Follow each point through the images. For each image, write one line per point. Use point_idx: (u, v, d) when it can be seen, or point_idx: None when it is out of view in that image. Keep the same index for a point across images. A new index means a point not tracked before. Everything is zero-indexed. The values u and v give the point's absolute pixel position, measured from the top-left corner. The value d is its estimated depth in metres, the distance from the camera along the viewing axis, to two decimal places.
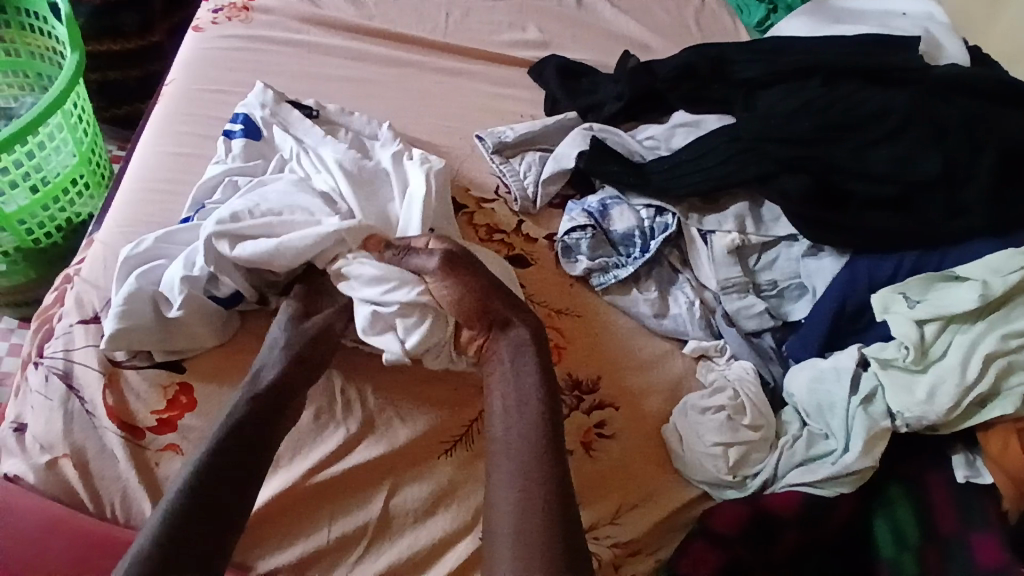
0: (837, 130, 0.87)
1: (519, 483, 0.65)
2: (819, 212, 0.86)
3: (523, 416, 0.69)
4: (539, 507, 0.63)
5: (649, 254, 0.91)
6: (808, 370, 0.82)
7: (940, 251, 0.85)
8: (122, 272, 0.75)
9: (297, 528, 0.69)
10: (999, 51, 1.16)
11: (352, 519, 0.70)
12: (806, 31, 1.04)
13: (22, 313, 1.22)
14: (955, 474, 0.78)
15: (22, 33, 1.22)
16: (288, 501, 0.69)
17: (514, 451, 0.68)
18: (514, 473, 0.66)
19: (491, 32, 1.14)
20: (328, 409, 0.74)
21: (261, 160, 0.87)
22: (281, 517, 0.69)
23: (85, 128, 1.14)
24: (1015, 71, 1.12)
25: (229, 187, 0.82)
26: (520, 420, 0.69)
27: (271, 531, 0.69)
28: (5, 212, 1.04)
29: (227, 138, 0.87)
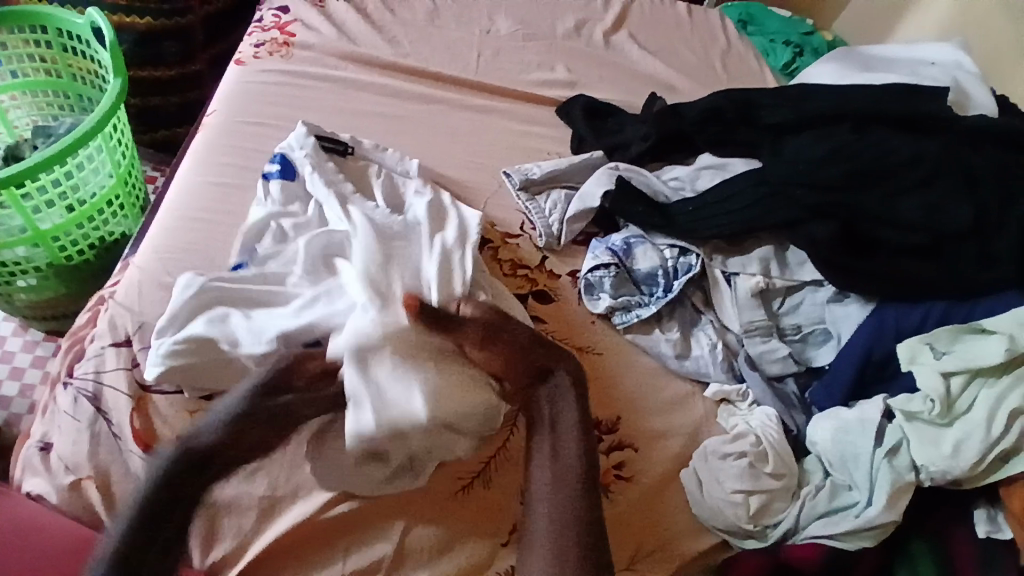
0: (864, 178, 0.87)
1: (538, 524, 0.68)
2: (845, 260, 0.86)
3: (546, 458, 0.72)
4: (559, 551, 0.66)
5: (671, 295, 0.91)
6: (832, 419, 0.81)
7: (969, 302, 0.84)
8: (183, 311, 0.74)
9: (311, 561, 0.69)
10: None
11: (365, 554, 0.70)
12: (833, 78, 1.05)
13: (51, 326, 1.25)
14: (977, 529, 0.77)
15: (63, 54, 1.24)
16: (303, 534, 0.69)
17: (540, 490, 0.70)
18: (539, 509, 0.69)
19: (520, 71, 1.17)
20: None
21: (301, 203, 0.88)
22: (294, 549, 0.69)
23: (125, 150, 1.16)
24: None
25: (277, 233, 0.83)
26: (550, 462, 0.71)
27: (284, 563, 0.69)
28: (41, 229, 1.06)
29: (266, 180, 0.89)
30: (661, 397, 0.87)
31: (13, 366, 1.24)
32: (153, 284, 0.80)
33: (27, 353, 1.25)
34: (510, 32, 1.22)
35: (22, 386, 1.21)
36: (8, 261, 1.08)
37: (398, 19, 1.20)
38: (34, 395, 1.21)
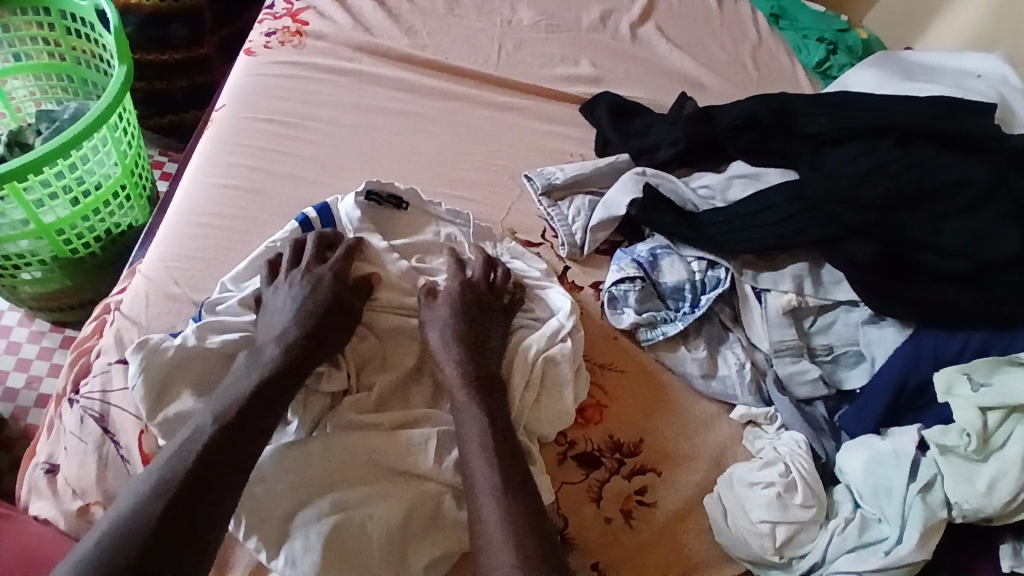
0: (909, 196, 0.83)
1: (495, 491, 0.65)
2: (883, 283, 0.82)
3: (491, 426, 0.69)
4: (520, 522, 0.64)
5: (700, 311, 0.88)
6: (864, 449, 0.78)
7: (1010, 333, 0.80)
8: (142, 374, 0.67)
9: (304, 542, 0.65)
10: None
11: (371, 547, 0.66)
12: (875, 85, 0.99)
13: (59, 317, 1.22)
14: (999, 563, 0.75)
15: (67, 37, 1.18)
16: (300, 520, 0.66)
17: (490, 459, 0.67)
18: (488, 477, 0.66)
19: (543, 65, 1.11)
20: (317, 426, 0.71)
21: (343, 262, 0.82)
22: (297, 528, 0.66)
23: (131, 139, 1.12)
24: None
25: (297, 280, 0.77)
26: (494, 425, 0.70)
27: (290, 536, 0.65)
28: (44, 222, 1.01)
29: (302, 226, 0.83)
30: (678, 422, 0.84)
31: (20, 357, 1.21)
32: (162, 295, 0.77)
33: (34, 343, 1.22)
34: (533, 24, 1.17)
35: (29, 378, 1.19)
36: (11, 254, 1.04)
37: (416, 7, 1.14)
38: (40, 387, 1.18)
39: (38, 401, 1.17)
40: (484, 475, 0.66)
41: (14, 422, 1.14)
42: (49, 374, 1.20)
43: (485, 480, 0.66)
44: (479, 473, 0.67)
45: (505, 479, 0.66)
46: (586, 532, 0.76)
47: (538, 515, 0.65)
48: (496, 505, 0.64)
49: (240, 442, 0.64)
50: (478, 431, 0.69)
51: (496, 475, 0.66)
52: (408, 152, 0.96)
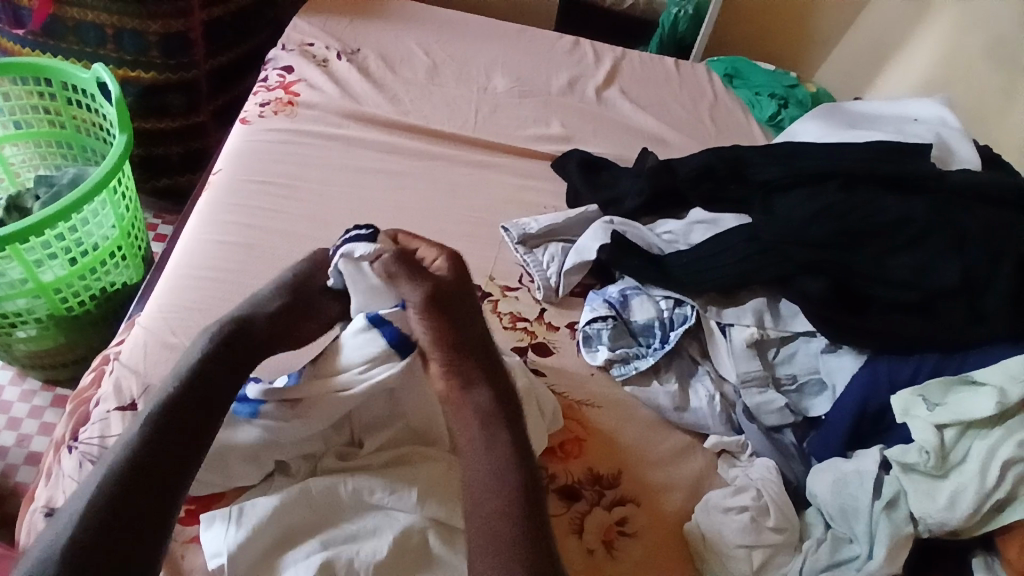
0: (854, 235, 0.90)
1: (498, 491, 0.65)
2: (838, 314, 0.88)
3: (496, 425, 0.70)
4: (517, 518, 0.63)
5: (669, 346, 0.93)
6: (831, 471, 0.82)
7: (961, 355, 0.85)
8: None
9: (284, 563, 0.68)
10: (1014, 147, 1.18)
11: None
12: (819, 135, 1.09)
13: (51, 375, 1.24)
14: None
15: (68, 107, 1.25)
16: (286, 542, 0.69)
17: (499, 477, 0.67)
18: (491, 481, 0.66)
19: (518, 127, 1.21)
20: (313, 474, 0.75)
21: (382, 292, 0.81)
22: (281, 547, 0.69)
23: (129, 202, 1.17)
24: None
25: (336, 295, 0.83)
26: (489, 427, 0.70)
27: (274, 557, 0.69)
28: (42, 281, 1.05)
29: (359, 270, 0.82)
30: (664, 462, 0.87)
31: (10, 416, 1.22)
32: (159, 345, 0.81)
33: (25, 402, 1.24)
34: (507, 90, 1.27)
35: (19, 436, 1.19)
36: (8, 313, 1.08)
37: (399, 77, 1.25)
38: (30, 445, 1.19)
39: (27, 459, 1.17)
40: (477, 480, 0.67)
41: (1, 481, 1.15)
42: (40, 432, 1.21)
43: (489, 493, 0.66)
44: (486, 500, 0.65)
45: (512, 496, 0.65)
46: (570, 562, 0.78)
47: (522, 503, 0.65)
48: (495, 508, 0.65)
49: (169, 444, 0.65)
50: (484, 449, 0.69)
51: (506, 479, 0.66)
52: (393, 207, 1.03)
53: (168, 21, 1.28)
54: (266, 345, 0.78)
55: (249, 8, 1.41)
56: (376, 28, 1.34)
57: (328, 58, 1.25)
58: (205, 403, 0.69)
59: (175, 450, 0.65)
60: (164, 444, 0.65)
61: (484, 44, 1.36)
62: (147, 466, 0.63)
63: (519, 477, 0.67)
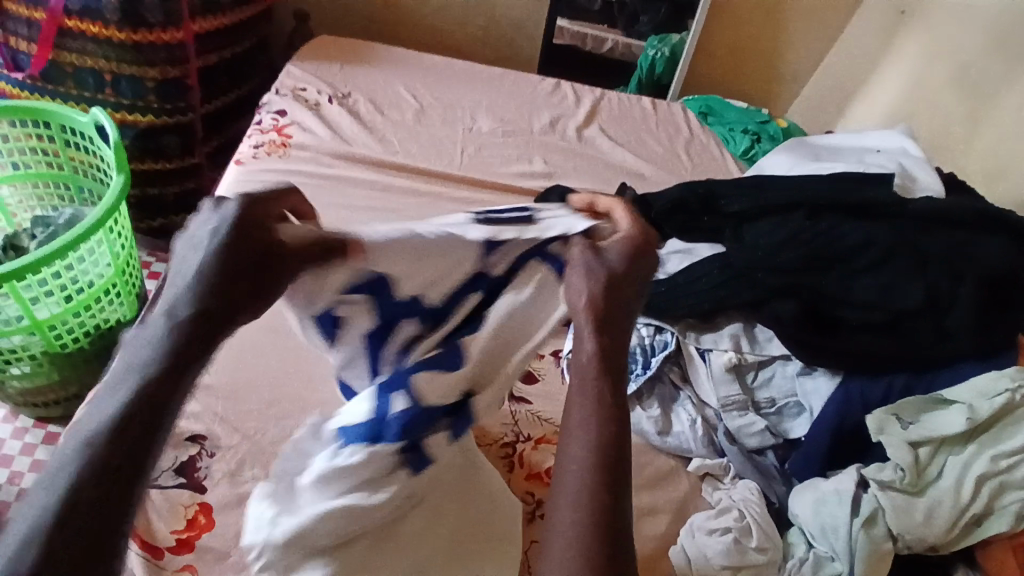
0: (821, 261, 0.95)
1: (591, 448, 0.55)
2: (809, 337, 0.91)
3: (590, 373, 0.59)
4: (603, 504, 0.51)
5: (651, 371, 0.96)
6: (811, 491, 0.84)
7: (929, 374, 0.89)
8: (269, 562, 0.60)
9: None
10: (982, 168, 1.22)
11: None
12: (788, 168, 1.15)
13: (44, 412, 1.25)
14: None
15: (67, 148, 1.29)
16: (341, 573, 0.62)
17: (592, 429, 0.56)
18: (583, 445, 0.55)
19: (502, 164, 1.26)
20: None
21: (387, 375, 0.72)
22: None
23: (124, 241, 1.20)
24: (993, 189, 1.18)
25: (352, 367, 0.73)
26: (585, 381, 0.59)
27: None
28: (36, 318, 1.07)
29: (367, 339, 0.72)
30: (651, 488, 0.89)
31: (1, 454, 1.22)
32: None
33: (16, 440, 1.24)
34: (491, 129, 1.33)
35: (10, 474, 1.19)
36: (3, 350, 1.10)
37: (387, 119, 1.30)
38: (21, 483, 1.19)
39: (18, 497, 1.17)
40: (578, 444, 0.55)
41: None
42: (30, 470, 1.20)
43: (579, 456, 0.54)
44: (571, 463, 0.54)
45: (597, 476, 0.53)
46: None
47: (620, 469, 0.54)
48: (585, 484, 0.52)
49: (118, 442, 0.45)
50: (583, 397, 0.58)
51: (604, 448, 0.55)
52: None
53: (164, 68, 1.33)
54: (256, 285, 0.57)
55: (241, 54, 1.49)
56: (366, 73, 1.40)
57: (319, 102, 1.31)
58: (191, 381, 0.50)
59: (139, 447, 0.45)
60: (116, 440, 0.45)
61: (469, 87, 1.42)
62: (112, 470, 0.44)
63: (617, 467, 0.54)
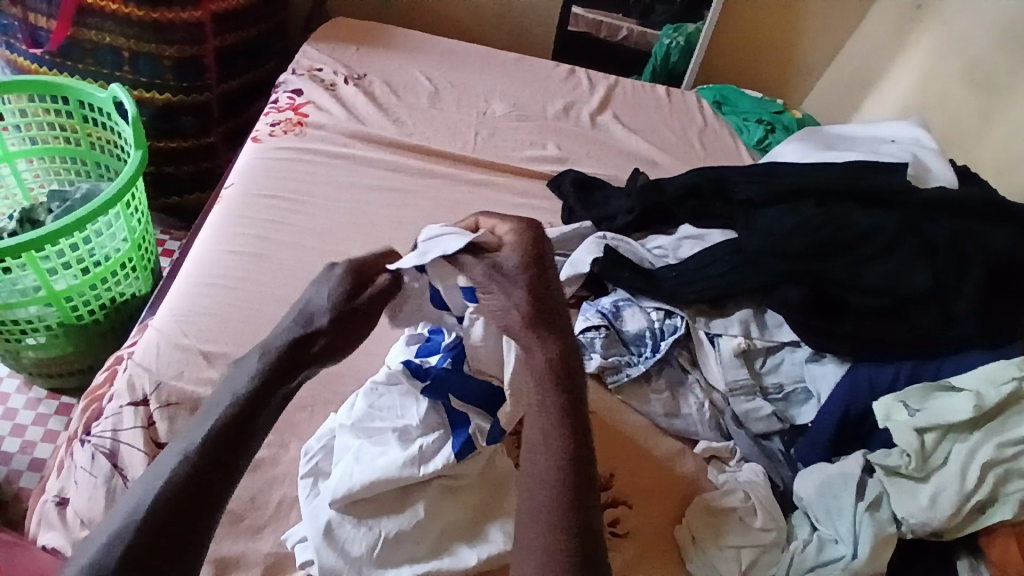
0: (833, 248, 0.95)
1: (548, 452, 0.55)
2: (818, 322, 0.92)
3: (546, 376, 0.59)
4: (558, 505, 0.52)
5: (660, 354, 0.97)
6: (817, 474, 0.85)
7: (937, 361, 0.89)
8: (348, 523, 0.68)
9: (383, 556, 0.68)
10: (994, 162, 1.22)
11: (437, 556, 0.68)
12: (800, 156, 1.15)
13: (56, 384, 1.27)
14: None
15: (84, 124, 1.30)
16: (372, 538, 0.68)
17: (547, 424, 0.57)
18: (541, 445, 0.56)
19: (515, 148, 1.27)
20: None
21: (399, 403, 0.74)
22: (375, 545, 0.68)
23: (140, 217, 1.21)
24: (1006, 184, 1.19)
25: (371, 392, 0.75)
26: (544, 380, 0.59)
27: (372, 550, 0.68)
28: (54, 289, 1.09)
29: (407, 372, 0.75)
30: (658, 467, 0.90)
31: (15, 424, 1.24)
32: (170, 346, 0.84)
33: (30, 410, 1.26)
34: (505, 114, 1.34)
35: (24, 442, 1.21)
36: (20, 320, 1.11)
37: (403, 101, 1.31)
38: (34, 452, 1.21)
39: (31, 465, 1.19)
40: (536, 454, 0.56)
41: (4, 487, 1.16)
42: (45, 439, 1.23)
43: (537, 469, 0.55)
44: (533, 465, 0.55)
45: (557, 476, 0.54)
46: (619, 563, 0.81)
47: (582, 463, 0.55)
48: (546, 505, 0.52)
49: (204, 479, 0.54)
50: (545, 400, 0.58)
51: (560, 453, 0.54)
52: (396, 222, 1.08)
53: (183, 46, 1.34)
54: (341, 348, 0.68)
55: (258, 37, 1.49)
56: (381, 56, 1.41)
57: (335, 83, 1.32)
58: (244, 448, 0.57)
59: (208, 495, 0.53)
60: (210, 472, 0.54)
61: (484, 72, 1.43)
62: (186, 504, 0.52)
63: (575, 470, 0.54)
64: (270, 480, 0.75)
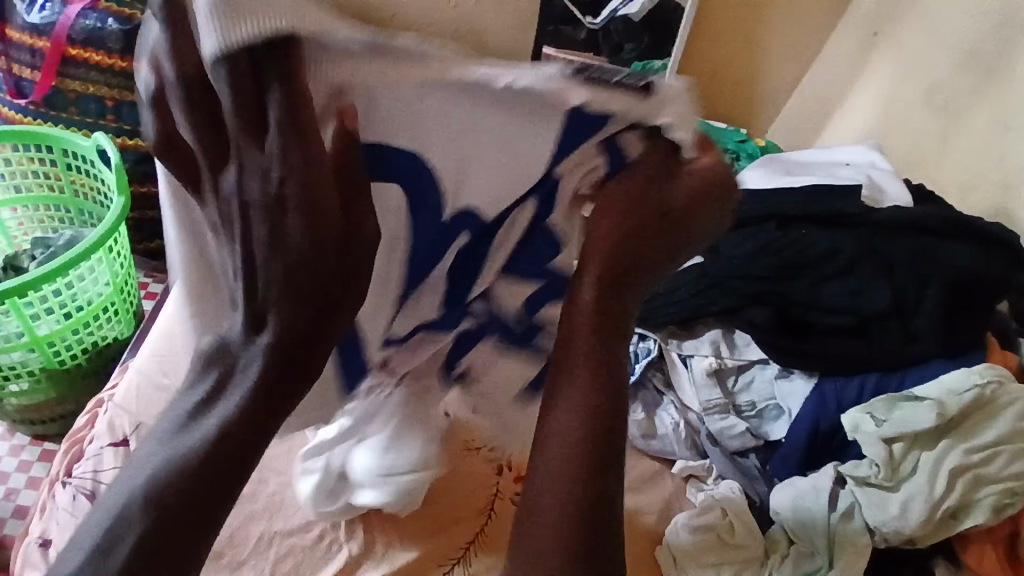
0: (794, 268, 0.98)
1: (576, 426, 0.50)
2: (783, 340, 0.95)
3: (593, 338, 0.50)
4: (571, 492, 0.49)
5: (633, 377, 1.01)
6: (791, 487, 0.86)
7: (901, 372, 0.92)
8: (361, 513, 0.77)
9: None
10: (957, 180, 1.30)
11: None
12: (762, 181, 1.19)
13: (41, 429, 1.25)
14: None
15: (68, 171, 1.33)
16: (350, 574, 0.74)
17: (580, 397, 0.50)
18: (570, 413, 0.51)
19: None
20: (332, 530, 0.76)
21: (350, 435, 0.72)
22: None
23: (123, 261, 1.23)
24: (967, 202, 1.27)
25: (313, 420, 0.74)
26: (593, 340, 0.50)
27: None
28: (36, 335, 1.10)
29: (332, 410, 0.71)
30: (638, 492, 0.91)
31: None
32: None
33: (12, 458, 1.24)
34: None
35: (6, 490, 1.20)
36: (2, 366, 1.12)
37: None
38: (17, 499, 1.19)
39: (15, 512, 1.17)
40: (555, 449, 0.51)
41: None
42: (28, 486, 1.21)
43: (552, 461, 0.50)
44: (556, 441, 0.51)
45: (582, 461, 0.50)
46: None
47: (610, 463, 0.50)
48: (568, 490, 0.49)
49: (212, 477, 0.47)
50: (572, 368, 0.51)
51: (581, 441, 0.50)
52: None
53: None
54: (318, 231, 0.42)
55: None
56: None
57: None
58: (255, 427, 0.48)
59: (221, 484, 0.47)
60: (218, 463, 0.47)
61: None
62: (190, 499, 0.46)
63: (590, 477, 0.50)
64: (252, 514, 0.76)
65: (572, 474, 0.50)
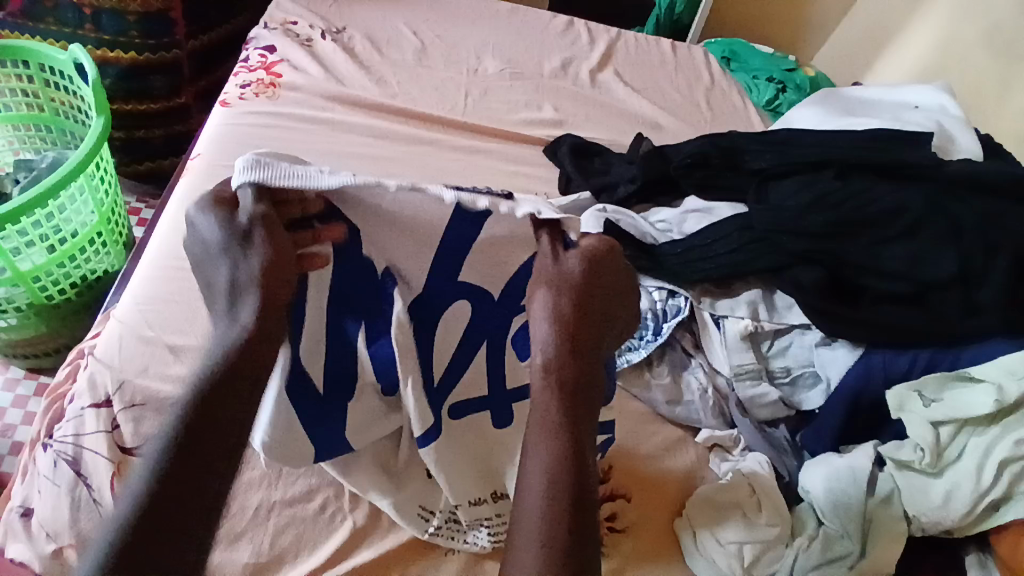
0: (851, 225, 0.87)
1: (547, 470, 0.53)
2: (831, 305, 0.85)
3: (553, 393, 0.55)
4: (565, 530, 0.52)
5: (662, 338, 0.92)
6: (825, 465, 0.80)
7: (956, 349, 0.83)
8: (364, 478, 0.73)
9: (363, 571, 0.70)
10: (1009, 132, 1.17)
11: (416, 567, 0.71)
12: (817, 120, 1.05)
13: (34, 363, 1.21)
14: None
15: (45, 88, 1.20)
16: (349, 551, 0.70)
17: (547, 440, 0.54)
18: (539, 462, 0.54)
19: (508, 111, 1.18)
20: (336, 498, 0.72)
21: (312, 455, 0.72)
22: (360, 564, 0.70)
23: (107, 187, 1.13)
24: None
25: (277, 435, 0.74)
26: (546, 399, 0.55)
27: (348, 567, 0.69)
28: (19, 270, 1.03)
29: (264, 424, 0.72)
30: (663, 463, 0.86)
31: None
32: (134, 339, 0.75)
33: (8, 392, 1.21)
34: (498, 72, 1.24)
35: (2, 426, 1.17)
36: None
37: (387, 59, 1.21)
38: (14, 435, 1.17)
39: (11, 449, 1.15)
40: (534, 454, 0.54)
41: None
42: (23, 421, 1.18)
43: (533, 515, 0.53)
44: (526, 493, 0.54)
45: (560, 496, 0.53)
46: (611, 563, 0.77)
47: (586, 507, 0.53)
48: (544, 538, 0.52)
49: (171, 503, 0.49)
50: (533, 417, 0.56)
51: (557, 482, 0.53)
52: None
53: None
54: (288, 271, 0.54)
55: None
56: (363, 8, 1.29)
57: (311, 38, 1.21)
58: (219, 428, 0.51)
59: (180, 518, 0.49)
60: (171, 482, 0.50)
61: (473, 25, 1.32)
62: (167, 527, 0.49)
63: (574, 500, 0.53)
64: (248, 483, 0.71)
65: (560, 515, 0.52)
